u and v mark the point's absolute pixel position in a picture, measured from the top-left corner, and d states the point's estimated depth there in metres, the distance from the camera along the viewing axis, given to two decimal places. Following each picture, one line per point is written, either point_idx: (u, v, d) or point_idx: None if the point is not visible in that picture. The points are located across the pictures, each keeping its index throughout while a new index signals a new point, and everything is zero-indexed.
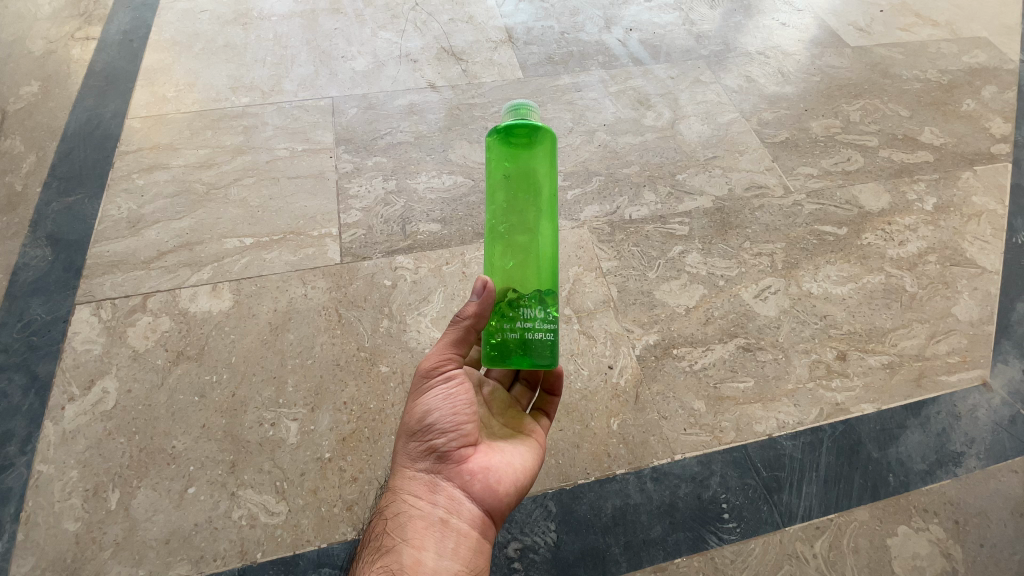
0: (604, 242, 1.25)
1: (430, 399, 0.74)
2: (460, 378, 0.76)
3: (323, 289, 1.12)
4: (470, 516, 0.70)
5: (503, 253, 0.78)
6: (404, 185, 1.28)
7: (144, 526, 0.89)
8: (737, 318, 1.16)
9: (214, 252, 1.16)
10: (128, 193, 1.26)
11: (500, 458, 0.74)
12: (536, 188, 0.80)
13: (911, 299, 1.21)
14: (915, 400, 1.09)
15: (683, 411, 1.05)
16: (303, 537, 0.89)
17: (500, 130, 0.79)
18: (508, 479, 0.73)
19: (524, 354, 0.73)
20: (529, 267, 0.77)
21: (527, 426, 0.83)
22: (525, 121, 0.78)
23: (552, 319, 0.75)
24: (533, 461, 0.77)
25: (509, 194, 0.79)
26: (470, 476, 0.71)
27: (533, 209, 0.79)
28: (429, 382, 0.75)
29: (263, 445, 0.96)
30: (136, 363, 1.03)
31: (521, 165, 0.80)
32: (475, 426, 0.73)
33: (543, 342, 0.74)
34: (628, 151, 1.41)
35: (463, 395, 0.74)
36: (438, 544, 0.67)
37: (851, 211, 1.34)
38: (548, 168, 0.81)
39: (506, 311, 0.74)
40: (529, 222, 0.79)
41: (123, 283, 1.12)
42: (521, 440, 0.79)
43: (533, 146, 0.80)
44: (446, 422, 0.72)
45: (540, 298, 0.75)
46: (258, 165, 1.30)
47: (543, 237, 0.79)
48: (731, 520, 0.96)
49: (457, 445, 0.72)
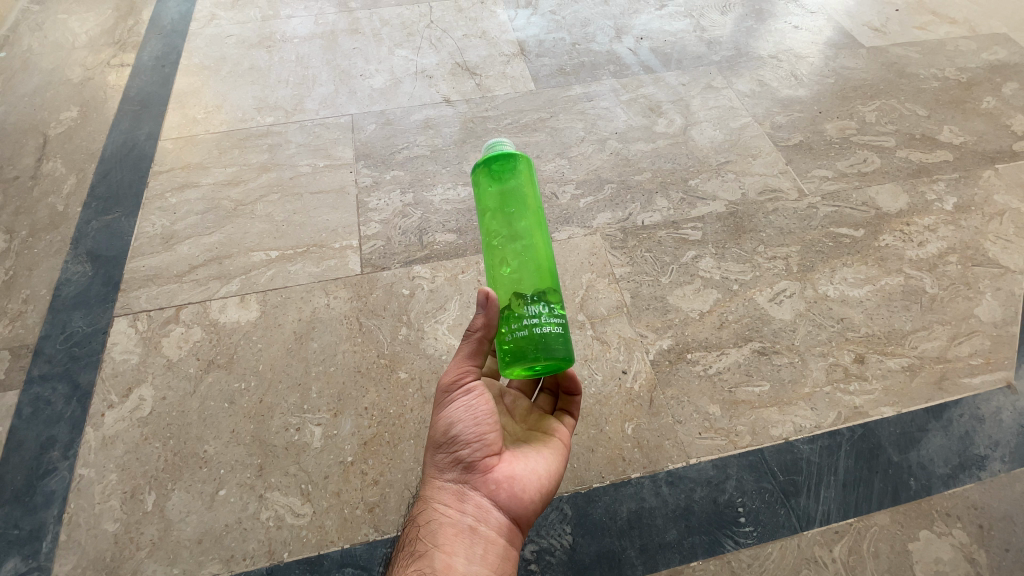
0: (616, 248, 1.27)
1: (453, 411, 0.76)
2: (479, 389, 0.78)
3: (344, 299, 1.17)
4: (497, 523, 0.72)
5: (502, 262, 0.79)
6: (421, 198, 1.32)
7: (178, 526, 0.94)
8: (751, 322, 1.16)
9: (241, 265, 1.22)
10: (162, 211, 1.33)
11: (524, 465, 0.76)
12: (528, 203, 0.82)
13: (931, 301, 1.20)
14: (937, 403, 1.08)
15: (698, 415, 1.06)
16: (328, 537, 0.92)
17: (482, 156, 0.82)
18: (532, 486, 0.75)
19: (534, 351, 0.72)
20: (530, 269, 0.78)
21: (548, 427, 0.86)
22: (505, 142, 0.82)
23: (558, 314, 0.76)
24: (556, 465, 0.80)
25: (497, 212, 0.82)
26: (495, 485, 0.73)
27: (523, 220, 0.81)
28: (452, 395, 0.77)
29: (289, 449, 1.00)
30: (170, 371, 1.08)
31: (511, 182, 0.82)
32: (498, 436, 0.76)
33: (554, 336, 0.73)
34: (640, 158, 1.43)
35: (484, 406, 0.76)
36: (467, 550, 0.70)
37: (868, 212, 1.33)
38: (533, 188, 0.84)
39: (510, 311, 0.75)
40: (522, 232, 0.80)
41: (158, 296, 1.18)
42: (544, 444, 0.82)
43: (518, 168, 0.82)
44: (469, 434, 0.74)
45: (542, 295, 0.76)
46: (282, 181, 1.36)
47: (537, 245, 0.80)
48: (747, 524, 0.96)
49: (482, 455, 0.74)
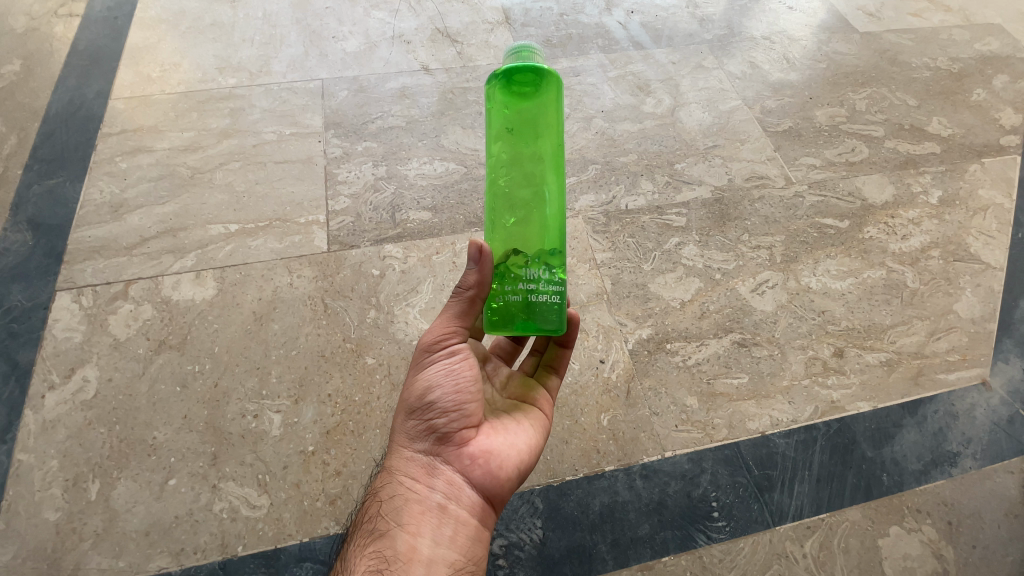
0: (598, 232, 1.22)
1: (434, 375, 0.72)
2: (463, 354, 0.74)
3: (309, 278, 1.09)
4: (468, 502, 0.69)
5: (510, 210, 0.73)
6: (395, 171, 1.24)
7: (124, 517, 0.87)
8: (733, 313, 1.13)
9: (198, 238, 1.13)
10: (111, 176, 1.23)
11: (503, 440, 0.72)
12: (546, 140, 0.74)
13: (912, 296, 1.19)
14: (912, 398, 1.08)
15: (675, 407, 1.03)
16: (285, 531, 0.88)
17: (501, 77, 0.73)
18: (510, 463, 0.71)
19: (529, 317, 0.71)
20: (535, 224, 0.73)
21: (531, 398, 0.82)
22: (530, 60, 0.73)
23: (558, 281, 0.72)
24: (536, 441, 0.76)
25: (512, 146, 0.73)
26: (470, 461, 0.69)
27: (541, 159, 0.73)
28: (433, 358, 0.73)
29: (245, 437, 0.94)
30: (118, 351, 1.01)
31: (530, 112, 0.74)
32: (478, 407, 0.72)
33: (550, 305, 0.71)
34: (626, 139, 1.36)
35: (466, 373, 0.73)
36: (434, 531, 0.66)
37: (854, 203, 1.31)
38: (556, 118, 0.75)
39: (509, 274, 0.71)
40: (536, 176, 0.73)
41: (105, 270, 1.10)
42: (525, 418, 0.78)
43: (541, 91, 0.73)
44: (447, 402, 0.70)
45: (544, 258, 0.72)
46: (244, 149, 1.26)
47: (549, 191, 0.73)
48: (720, 519, 0.95)
49: (458, 426, 0.70)
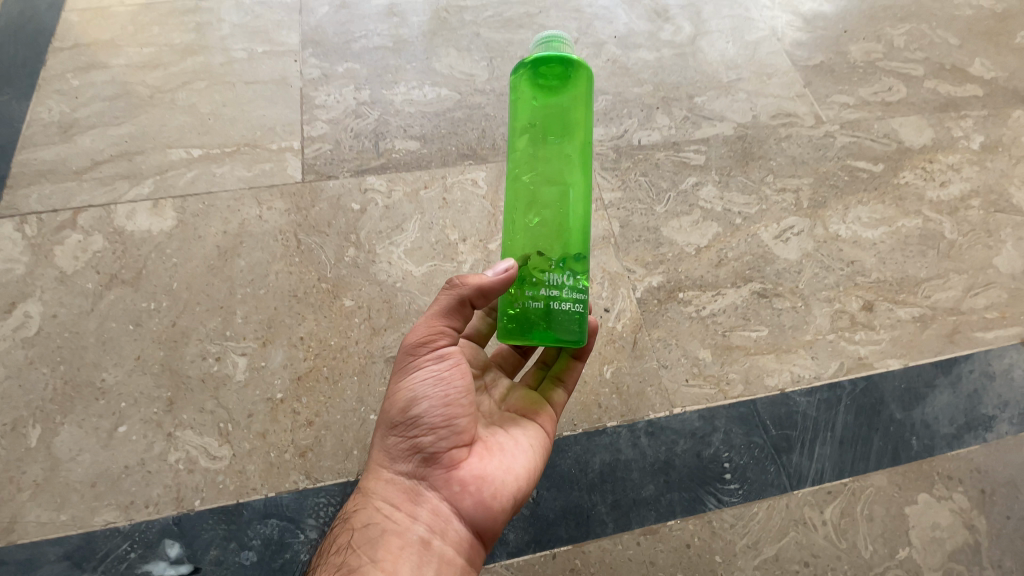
0: (607, 168, 1.08)
1: (420, 384, 0.62)
2: (455, 360, 0.64)
3: (280, 210, 0.97)
4: (456, 536, 0.60)
5: (531, 209, 0.65)
6: (379, 96, 1.10)
7: (67, 466, 0.79)
8: (753, 261, 1.02)
9: (156, 163, 1.00)
10: (62, 94, 1.09)
11: (499, 463, 0.63)
12: (575, 137, 0.66)
13: (949, 248, 1.08)
14: (946, 357, 0.98)
15: (687, 360, 0.93)
16: (249, 484, 0.79)
17: (528, 69, 0.66)
18: (506, 492, 0.62)
19: (549, 327, 0.62)
20: (558, 225, 0.64)
21: (534, 411, 0.72)
22: (560, 50, 0.66)
23: (582, 288, 0.64)
24: (537, 464, 0.66)
25: (536, 140, 0.65)
26: (459, 487, 0.60)
27: (569, 157, 0.65)
28: (420, 365, 0.64)
29: (206, 381, 0.84)
30: (63, 286, 0.90)
31: (559, 106, 0.66)
32: (470, 423, 0.63)
33: (572, 313, 0.63)
34: (640, 68, 1.21)
35: (457, 382, 0.63)
36: (414, 570, 0.57)
37: (889, 145, 1.18)
38: (585, 113, 0.67)
39: (530, 277, 0.63)
40: (561, 174, 0.65)
41: (51, 196, 0.98)
42: (526, 435, 0.68)
43: (571, 84, 0.66)
44: (434, 418, 0.61)
45: (568, 262, 0.64)
46: (211, 68, 1.12)
47: (574, 190, 0.65)
48: (733, 481, 0.86)
49: (447, 447, 0.61)
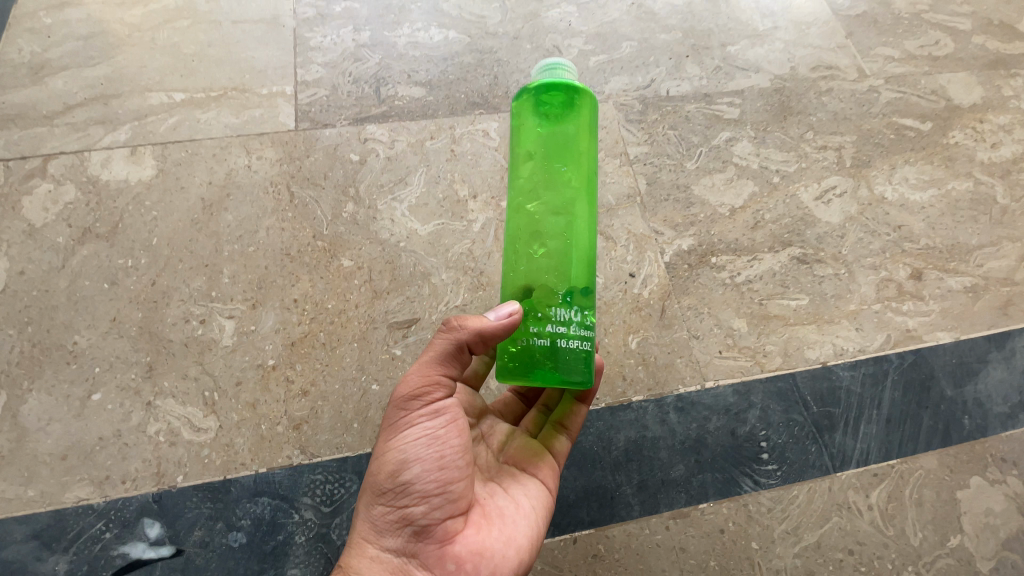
0: (632, 121, 0.99)
1: (411, 445, 0.54)
2: (451, 415, 0.56)
3: (271, 161, 0.88)
4: None
5: (535, 240, 0.57)
6: (381, 38, 0.99)
7: (35, 437, 0.72)
8: (792, 224, 0.93)
9: (135, 108, 0.91)
10: (33, 33, 0.97)
11: (498, 534, 0.55)
12: (581, 165, 0.59)
13: (1002, 213, 0.98)
14: (1000, 330, 0.90)
15: (720, 330, 0.85)
16: (238, 459, 0.71)
17: (531, 90, 0.59)
18: (506, 567, 0.54)
19: (555, 368, 0.54)
20: (564, 257, 0.57)
21: (534, 467, 0.63)
22: (566, 73, 0.59)
23: (589, 325, 0.57)
24: (539, 531, 0.58)
25: (540, 166, 0.58)
26: (454, 565, 0.52)
27: (576, 186, 0.58)
28: (411, 420, 0.55)
29: (189, 346, 0.76)
30: (31, 240, 0.81)
31: (565, 131, 0.59)
32: (467, 488, 0.55)
33: (580, 352, 0.55)
34: (668, 13, 1.09)
35: (453, 442, 0.55)
36: None
37: (937, 102, 1.08)
38: (591, 143, 0.61)
39: (534, 312, 0.55)
40: (568, 205, 0.58)
41: (19, 142, 0.88)
42: (526, 496, 0.60)
43: (577, 109, 0.59)
44: (427, 484, 0.53)
45: (575, 296, 0.56)
46: (195, 5, 1.00)
47: (580, 223, 0.58)
48: (771, 462, 0.78)
49: (442, 517, 0.53)
